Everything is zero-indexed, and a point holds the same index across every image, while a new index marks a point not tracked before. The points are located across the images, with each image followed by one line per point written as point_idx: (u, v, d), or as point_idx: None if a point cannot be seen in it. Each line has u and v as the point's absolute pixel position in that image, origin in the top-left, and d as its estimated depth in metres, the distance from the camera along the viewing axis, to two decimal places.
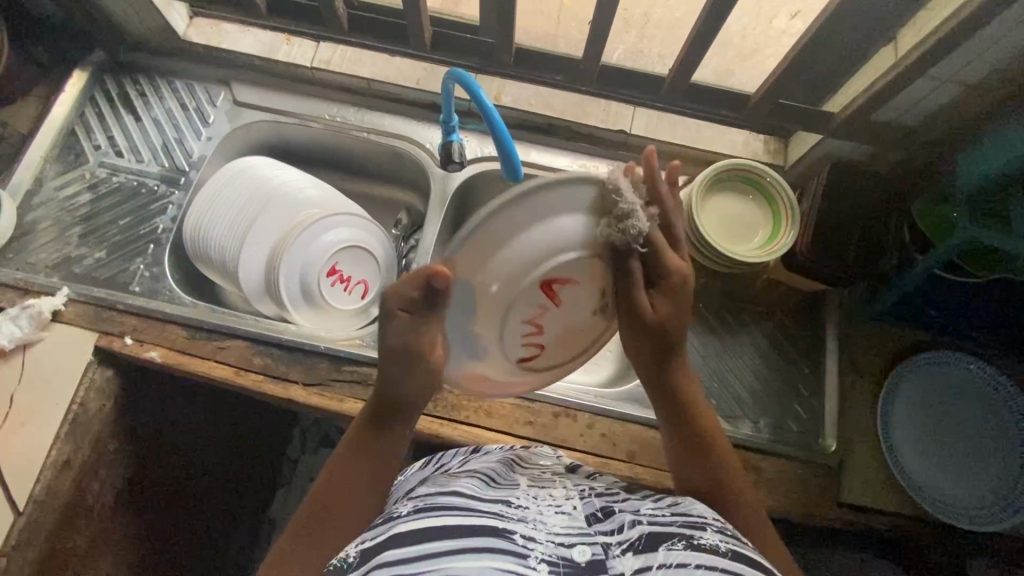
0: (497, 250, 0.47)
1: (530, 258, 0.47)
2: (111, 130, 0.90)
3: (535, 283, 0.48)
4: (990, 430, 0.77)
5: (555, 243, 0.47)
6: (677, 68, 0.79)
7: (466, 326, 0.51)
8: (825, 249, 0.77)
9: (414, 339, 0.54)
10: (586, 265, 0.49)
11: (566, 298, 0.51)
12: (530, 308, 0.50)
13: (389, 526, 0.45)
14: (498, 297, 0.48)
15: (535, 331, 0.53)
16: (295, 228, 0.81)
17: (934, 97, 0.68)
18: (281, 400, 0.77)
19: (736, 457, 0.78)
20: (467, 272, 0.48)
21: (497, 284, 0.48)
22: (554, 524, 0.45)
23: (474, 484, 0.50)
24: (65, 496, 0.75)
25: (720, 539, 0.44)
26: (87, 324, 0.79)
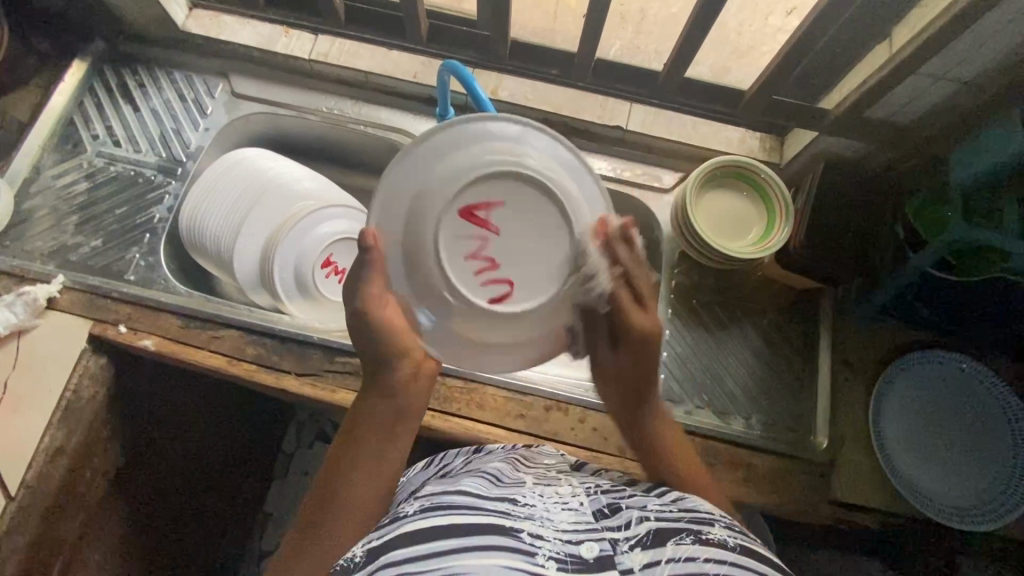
0: (410, 188, 0.52)
1: (437, 182, 0.50)
2: (109, 120, 0.91)
3: (453, 211, 0.50)
4: (982, 426, 0.77)
5: (457, 167, 0.51)
6: (672, 63, 0.79)
7: (410, 274, 0.53)
8: (820, 247, 0.77)
9: (377, 327, 0.57)
10: (499, 182, 0.51)
11: (499, 224, 0.51)
12: (464, 239, 0.51)
13: (396, 524, 0.45)
14: (420, 229, 0.51)
15: (488, 267, 0.51)
16: (291, 218, 0.82)
17: (927, 95, 0.68)
18: (273, 389, 0.78)
19: (726, 453, 0.78)
20: (393, 222, 0.52)
21: (415, 216, 0.51)
22: (562, 520, 0.45)
23: (481, 483, 0.50)
24: (57, 482, 0.75)
25: (729, 534, 0.44)
26: (82, 311, 0.79)
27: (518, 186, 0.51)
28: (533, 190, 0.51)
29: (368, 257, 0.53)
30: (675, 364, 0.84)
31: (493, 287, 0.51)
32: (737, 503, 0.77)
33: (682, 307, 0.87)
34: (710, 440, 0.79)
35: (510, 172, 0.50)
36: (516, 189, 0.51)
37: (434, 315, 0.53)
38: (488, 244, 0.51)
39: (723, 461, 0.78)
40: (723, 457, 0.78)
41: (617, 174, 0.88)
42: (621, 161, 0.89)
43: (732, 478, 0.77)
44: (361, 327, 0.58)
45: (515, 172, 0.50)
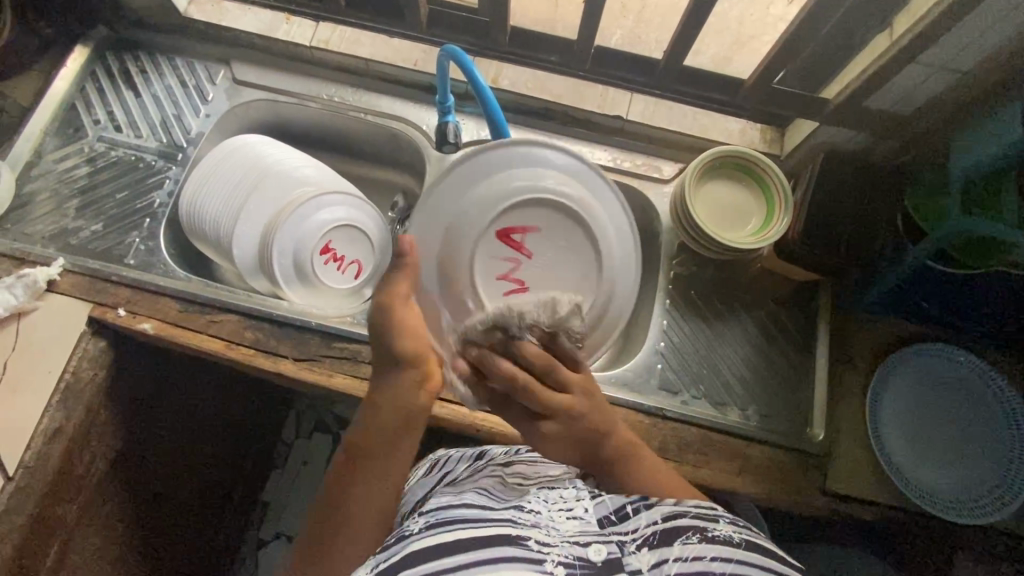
0: (459, 211, 0.63)
1: (476, 207, 0.62)
2: (110, 105, 0.91)
3: (489, 232, 0.61)
4: (975, 414, 0.77)
5: (501, 195, 0.62)
6: (673, 51, 0.79)
7: (450, 283, 0.62)
8: (820, 240, 0.76)
9: (394, 329, 0.61)
10: (539, 212, 0.62)
11: (534, 249, 0.62)
12: (500, 259, 0.62)
13: (400, 544, 0.44)
14: (461, 250, 0.62)
15: (517, 284, 0.62)
16: (292, 204, 0.82)
17: (926, 86, 0.68)
18: (272, 374, 0.78)
19: (723, 444, 0.78)
20: (437, 238, 0.63)
21: (457, 233, 0.62)
22: (566, 528, 0.45)
23: (487, 495, 0.51)
24: (55, 463, 0.76)
25: (733, 530, 0.45)
26: (82, 294, 0.79)
27: (552, 215, 0.62)
28: (566, 220, 0.62)
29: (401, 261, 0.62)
30: (673, 354, 0.83)
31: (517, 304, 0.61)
32: (731, 493, 0.77)
33: (680, 298, 0.87)
34: (707, 432, 0.79)
35: (550, 204, 0.62)
36: (553, 221, 0.62)
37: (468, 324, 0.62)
38: (521, 266, 0.62)
39: (719, 451, 0.78)
40: (719, 448, 0.78)
41: (616, 164, 0.89)
42: (620, 152, 0.89)
43: (727, 467, 0.77)
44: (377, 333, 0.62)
45: (542, 200, 0.61)
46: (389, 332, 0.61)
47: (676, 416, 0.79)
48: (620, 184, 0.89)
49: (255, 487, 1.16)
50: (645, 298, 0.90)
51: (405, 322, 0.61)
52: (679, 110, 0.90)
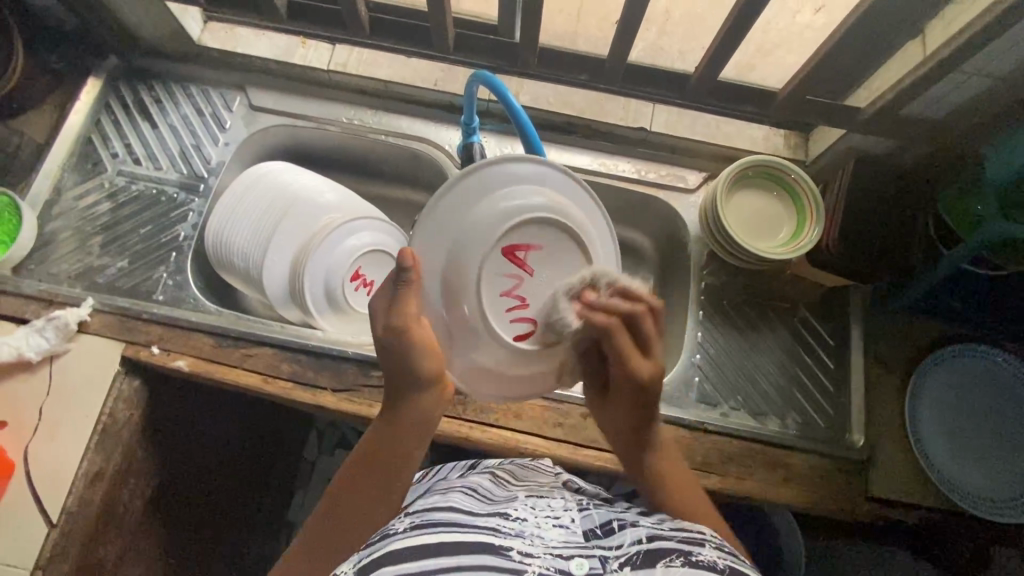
0: (459, 228, 0.55)
1: (481, 224, 0.54)
2: (128, 137, 0.90)
3: (496, 251, 0.54)
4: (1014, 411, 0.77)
5: (508, 209, 0.55)
6: (704, 65, 0.74)
7: (451, 303, 0.55)
8: (855, 249, 0.77)
9: (411, 351, 0.55)
10: (547, 230, 0.55)
11: (538, 267, 0.55)
12: (503, 277, 0.55)
13: (387, 541, 0.46)
14: (463, 269, 0.54)
15: (519, 305, 0.55)
16: (320, 233, 0.81)
17: (959, 91, 0.67)
18: (310, 406, 0.77)
19: (764, 455, 0.78)
20: (436, 253, 0.55)
21: (460, 249, 0.55)
22: (551, 538, 0.48)
23: (472, 502, 0.52)
24: (96, 508, 0.75)
25: (720, 556, 0.43)
26: (113, 334, 0.78)
27: (560, 239, 0.56)
28: (571, 243, 0.56)
29: (405, 280, 0.54)
30: (709, 366, 0.84)
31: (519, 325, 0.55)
32: (775, 504, 0.77)
33: (713, 310, 0.86)
34: (747, 443, 0.79)
35: (556, 223, 0.55)
36: (554, 246, 0.56)
37: (469, 345, 0.56)
38: (525, 285, 0.55)
39: (761, 462, 0.78)
40: (761, 459, 0.78)
41: (642, 176, 0.88)
42: (645, 163, 0.89)
43: (770, 478, 0.77)
44: (389, 351, 0.55)
45: (558, 226, 0.55)
46: (410, 355, 0.55)
47: (716, 429, 0.79)
48: (646, 196, 0.88)
49: (282, 508, 1.16)
50: (676, 310, 0.90)
51: (426, 341, 0.55)
52: (701, 119, 0.90)
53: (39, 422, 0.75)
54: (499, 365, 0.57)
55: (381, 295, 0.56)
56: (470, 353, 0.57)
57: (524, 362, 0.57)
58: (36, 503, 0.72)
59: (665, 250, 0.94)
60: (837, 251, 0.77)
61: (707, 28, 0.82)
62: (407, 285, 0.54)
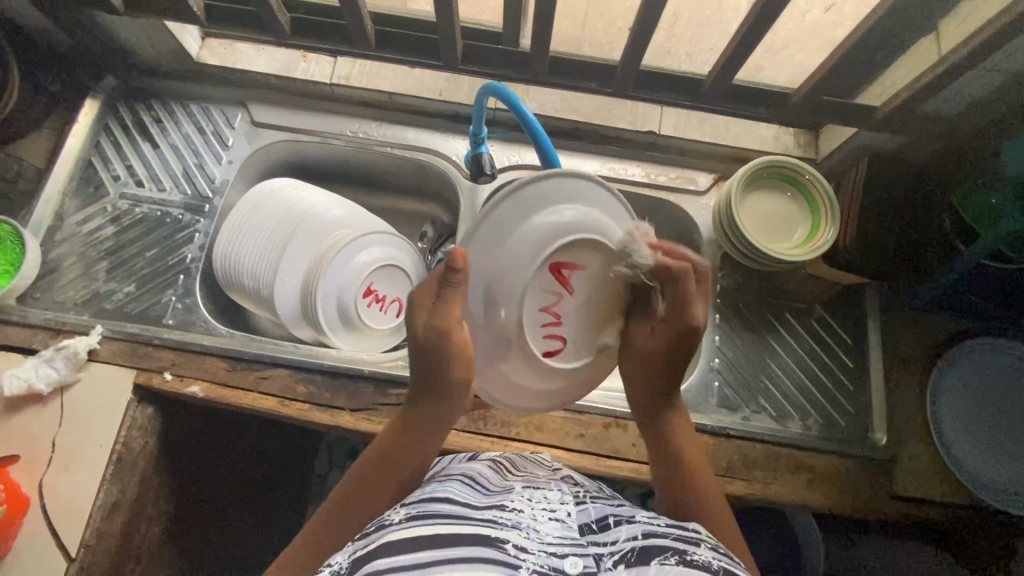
0: (508, 242, 0.53)
1: (531, 242, 0.53)
2: (128, 159, 0.88)
3: (543, 268, 0.53)
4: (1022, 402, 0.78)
5: (559, 228, 0.53)
6: (717, 69, 0.73)
7: (492, 316, 0.55)
8: (869, 248, 0.77)
9: (445, 353, 0.56)
10: (592, 251, 0.54)
11: (580, 286, 0.55)
12: (544, 293, 0.54)
13: (381, 531, 0.45)
14: (507, 283, 0.53)
15: (554, 321, 0.56)
16: (330, 250, 0.80)
17: (974, 88, 0.67)
18: (328, 427, 0.76)
19: (786, 457, 0.78)
20: (480, 261, 0.54)
21: (506, 265, 0.53)
22: (547, 532, 0.46)
23: (467, 491, 0.51)
24: (115, 539, 0.74)
25: (713, 556, 0.45)
26: (124, 361, 0.77)
27: (604, 262, 0.55)
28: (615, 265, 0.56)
29: (450, 277, 0.54)
30: (729, 370, 0.83)
31: (550, 342, 0.56)
32: (798, 506, 0.76)
33: (728, 312, 0.86)
34: (770, 446, 0.78)
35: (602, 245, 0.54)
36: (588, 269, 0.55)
37: (498, 353, 0.57)
38: (563, 303, 0.55)
39: (783, 465, 0.77)
40: (782, 461, 0.77)
41: (652, 179, 0.88)
42: (654, 166, 0.88)
43: (794, 481, 0.77)
44: (425, 351, 0.57)
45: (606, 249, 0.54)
46: (445, 359, 0.57)
47: (740, 434, 0.78)
48: (657, 200, 0.87)
49: None
50: None
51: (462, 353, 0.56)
52: (710, 120, 0.89)
53: (52, 454, 0.73)
54: (528, 374, 0.58)
55: (424, 291, 0.58)
56: (506, 362, 0.57)
57: (547, 376, 0.58)
58: (53, 538, 0.71)
59: None
60: (855, 250, 0.77)
61: (718, 29, 0.81)
62: (451, 288, 0.55)
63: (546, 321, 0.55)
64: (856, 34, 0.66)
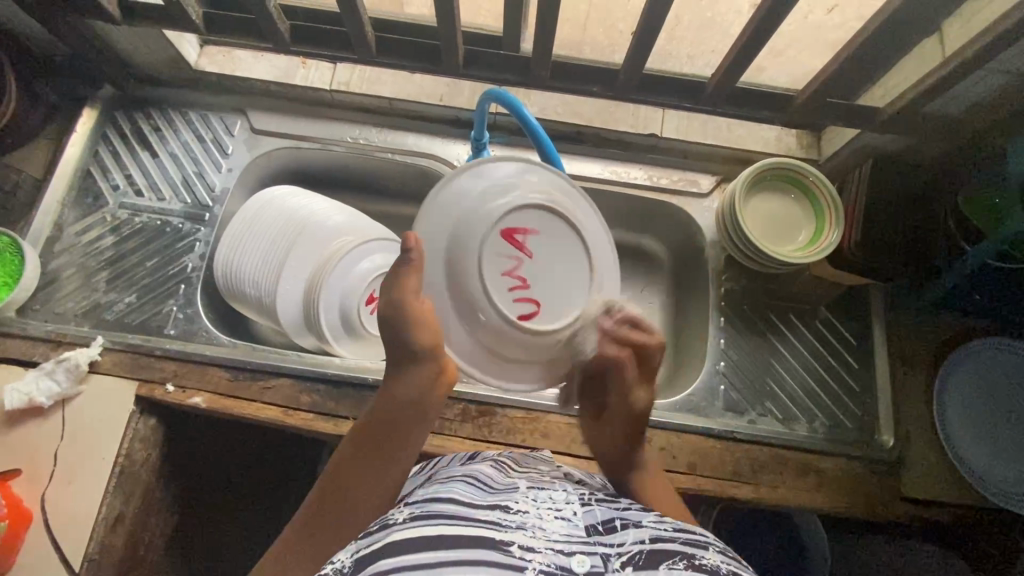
0: (455, 214, 0.53)
1: (478, 209, 0.53)
2: (127, 168, 0.88)
3: (493, 233, 0.52)
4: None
5: (504, 195, 0.53)
6: (721, 72, 0.73)
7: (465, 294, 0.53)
8: (876, 247, 0.75)
9: (409, 326, 0.56)
10: (543, 214, 0.53)
11: (538, 250, 0.53)
12: (502, 258, 0.52)
13: (386, 531, 0.45)
14: (460, 251, 0.52)
15: (521, 284, 0.53)
16: (332, 258, 0.79)
17: (979, 88, 0.67)
18: (333, 436, 0.76)
19: (793, 460, 0.77)
20: (432, 237, 0.54)
21: (456, 234, 0.53)
22: (553, 530, 0.46)
23: (471, 491, 0.51)
24: (120, 553, 0.73)
25: (721, 560, 0.45)
26: (126, 373, 0.76)
27: (557, 223, 0.54)
28: (569, 228, 0.54)
29: (404, 258, 0.54)
30: (735, 373, 0.83)
31: (522, 307, 0.52)
32: (805, 509, 0.76)
33: (733, 314, 0.85)
34: (777, 450, 0.78)
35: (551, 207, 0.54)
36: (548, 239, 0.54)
37: (468, 327, 0.54)
38: (526, 269, 0.53)
39: (790, 468, 0.77)
40: (789, 464, 0.77)
41: (655, 182, 0.87)
42: (657, 169, 0.88)
43: (801, 484, 0.76)
44: (390, 328, 0.57)
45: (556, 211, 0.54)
46: (410, 334, 0.57)
47: (746, 437, 0.78)
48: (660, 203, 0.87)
49: None
50: (696, 317, 0.89)
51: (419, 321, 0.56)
52: (712, 122, 0.89)
53: (54, 468, 0.73)
54: (509, 349, 0.54)
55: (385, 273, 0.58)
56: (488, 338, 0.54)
57: (525, 348, 0.54)
58: (56, 552, 0.70)
59: (681, 255, 0.93)
60: (859, 249, 0.75)
61: (720, 30, 0.81)
62: (406, 267, 0.55)
63: (512, 289, 0.52)
64: (860, 36, 0.66)
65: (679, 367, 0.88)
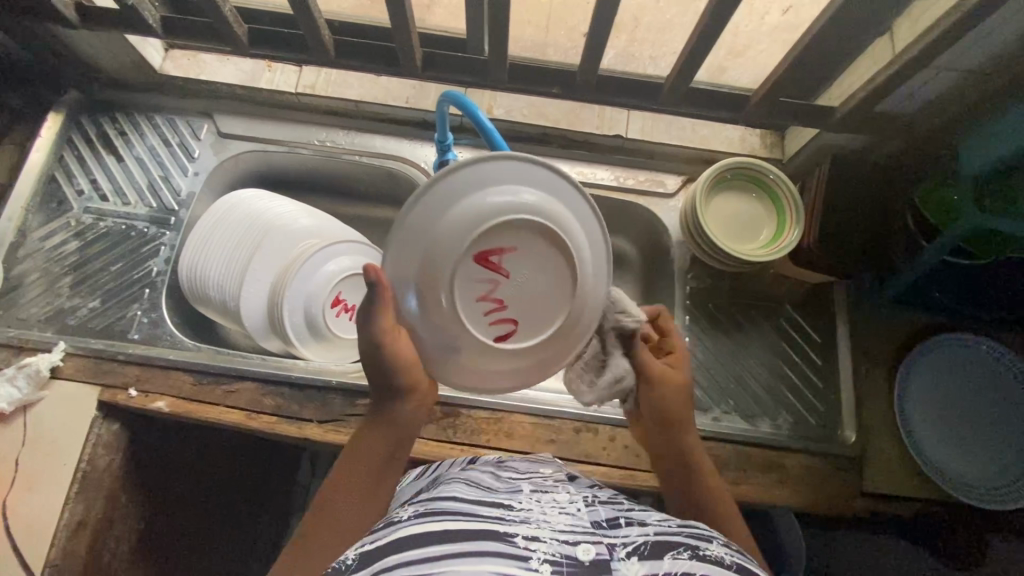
0: (430, 234, 0.47)
1: (452, 228, 0.47)
2: (93, 173, 0.87)
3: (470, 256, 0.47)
4: (1007, 392, 0.78)
5: (476, 217, 0.47)
6: (676, 72, 0.73)
7: (471, 234, 0.46)
8: (833, 247, 0.76)
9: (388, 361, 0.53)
10: (522, 231, 0.48)
11: (515, 268, 0.48)
12: (477, 282, 0.48)
13: (391, 531, 0.45)
14: (433, 266, 0.47)
15: (497, 307, 0.49)
16: (296, 260, 0.79)
17: (930, 86, 0.68)
18: (296, 439, 0.76)
19: (757, 456, 0.78)
20: (402, 259, 0.48)
21: (432, 260, 0.47)
22: (558, 522, 0.46)
23: (476, 490, 0.51)
24: (82, 559, 0.73)
25: (726, 552, 0.44)
26: (89, 377, 0.76)
27: (535, 239, 0.48)
28: (550, 245, 0.48)
29: (373, 292, 0.49)
30: (700, 372, 0.83)
31: (500, 327, 0.49)
32: (770, 505, 0.76)
33: (700, 313, 0.86)
34: (740, 447, 0.78)
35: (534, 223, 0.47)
36: (560, 310, 0.50)
37: (443, 346, 0.50)
38: (501, 288, 0.49)
39: (754, 464, 0.77)
40: (754, 460, 0.78)
41: (621, 182, 0.88)
42: (623, 169, 0.88)
43: (765, 480, 0.77)
44: (373, 361, 0.54)
45: (543, 231, 0.48)
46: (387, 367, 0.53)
47: (710, 435, 0.78)
48: (627, 203, 0.87)
49: None
50: None
51: (406, 361, 0.53)
52: (676, 122, 0.90)
53: (15, 474, 0.72)
54: (494, 365, 0.51)
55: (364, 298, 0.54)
56: (432, 299, 0.48)
57: (508, 366, 0.51)
58: (16, 558, 0.70)
59: (650, 255, 0.93)
60: (817, 249, 0.76)
61: (679, 32, 0.81)
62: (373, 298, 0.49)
63: (487, 306, 0.49)
64: (808, 38, 0.67)
65: None
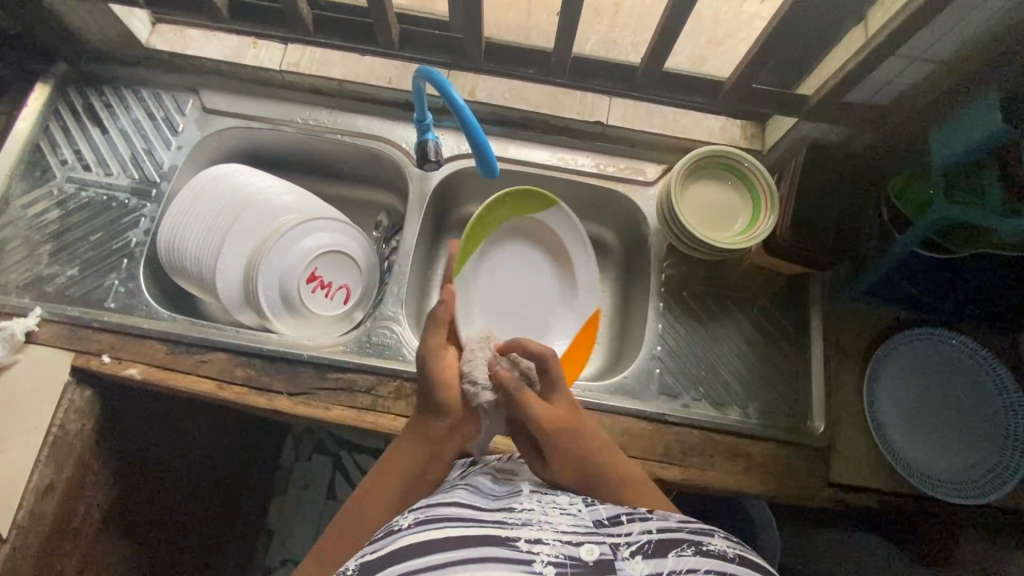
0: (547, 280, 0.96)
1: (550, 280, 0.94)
2: (77, 144, 0.88)
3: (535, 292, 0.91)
4: (975, 382, 0.77)
5: None
6: (649, 56, 0.73)
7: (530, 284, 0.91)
8: (809, 234, 0.76)
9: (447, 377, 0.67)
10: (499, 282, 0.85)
11: None
12: None
13: (393, 538, 0.45)
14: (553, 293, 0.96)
15: None
16: (274, 234, 0.80)
17: (901, 76, 0.69)
18: (265, 411, 0.76)
19: (724, 444, 0.79)
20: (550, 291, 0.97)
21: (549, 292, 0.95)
22: (560, 524, 0.46)
23: (476, 497, 0.51)
24: (49, 521, 0.73)
25: (729, 545, 0.45)
26: (64, 343, 0.77)
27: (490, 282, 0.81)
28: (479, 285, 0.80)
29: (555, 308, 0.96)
30: (671, 358, 0.83)
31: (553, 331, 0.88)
32: (738, 493, 0.77)
33: (675, 301, 0.87)
34: (709, 433, 0.79)
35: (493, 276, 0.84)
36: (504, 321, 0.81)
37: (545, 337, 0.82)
38: None
39: (721, 452, 0.78)
40: (721, 448, 0.78)
41: (601, 169, 0.88)
42: (604, 157, 0.89)
43: (732, 468, 0.77)
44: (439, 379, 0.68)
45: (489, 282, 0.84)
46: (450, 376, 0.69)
47: (677, 421, 0.79)
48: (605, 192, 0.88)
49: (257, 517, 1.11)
50: (637, 306, 0.90)
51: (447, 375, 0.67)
52: (656, 111, 0.90)
53: None
54: None
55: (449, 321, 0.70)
56: None
57: None
58: None
59: (629, 242, 0.94)
60: (793, 238, 0.76)
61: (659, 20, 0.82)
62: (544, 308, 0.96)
63: None
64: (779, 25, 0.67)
65: (626, 355, 0.88)
